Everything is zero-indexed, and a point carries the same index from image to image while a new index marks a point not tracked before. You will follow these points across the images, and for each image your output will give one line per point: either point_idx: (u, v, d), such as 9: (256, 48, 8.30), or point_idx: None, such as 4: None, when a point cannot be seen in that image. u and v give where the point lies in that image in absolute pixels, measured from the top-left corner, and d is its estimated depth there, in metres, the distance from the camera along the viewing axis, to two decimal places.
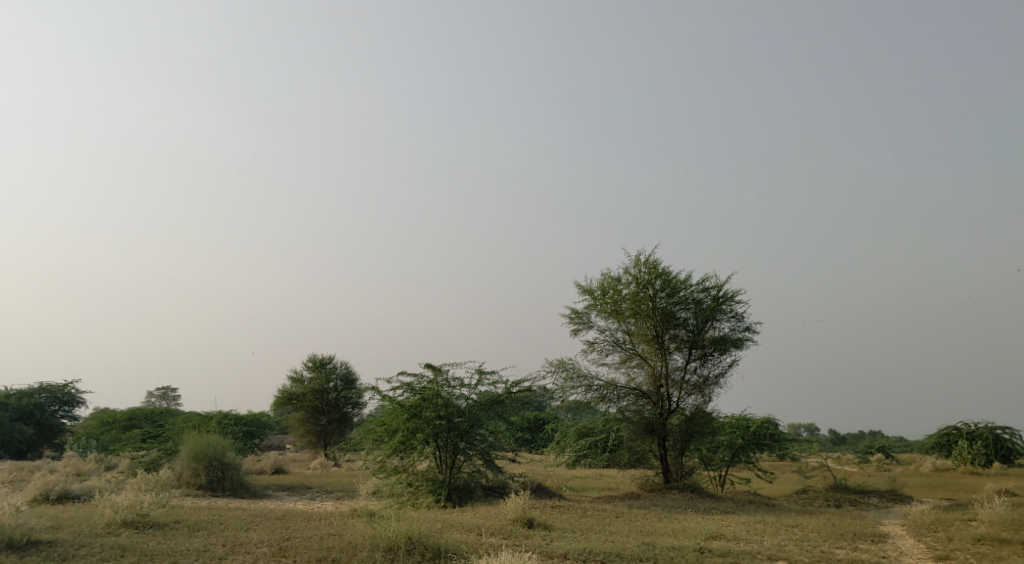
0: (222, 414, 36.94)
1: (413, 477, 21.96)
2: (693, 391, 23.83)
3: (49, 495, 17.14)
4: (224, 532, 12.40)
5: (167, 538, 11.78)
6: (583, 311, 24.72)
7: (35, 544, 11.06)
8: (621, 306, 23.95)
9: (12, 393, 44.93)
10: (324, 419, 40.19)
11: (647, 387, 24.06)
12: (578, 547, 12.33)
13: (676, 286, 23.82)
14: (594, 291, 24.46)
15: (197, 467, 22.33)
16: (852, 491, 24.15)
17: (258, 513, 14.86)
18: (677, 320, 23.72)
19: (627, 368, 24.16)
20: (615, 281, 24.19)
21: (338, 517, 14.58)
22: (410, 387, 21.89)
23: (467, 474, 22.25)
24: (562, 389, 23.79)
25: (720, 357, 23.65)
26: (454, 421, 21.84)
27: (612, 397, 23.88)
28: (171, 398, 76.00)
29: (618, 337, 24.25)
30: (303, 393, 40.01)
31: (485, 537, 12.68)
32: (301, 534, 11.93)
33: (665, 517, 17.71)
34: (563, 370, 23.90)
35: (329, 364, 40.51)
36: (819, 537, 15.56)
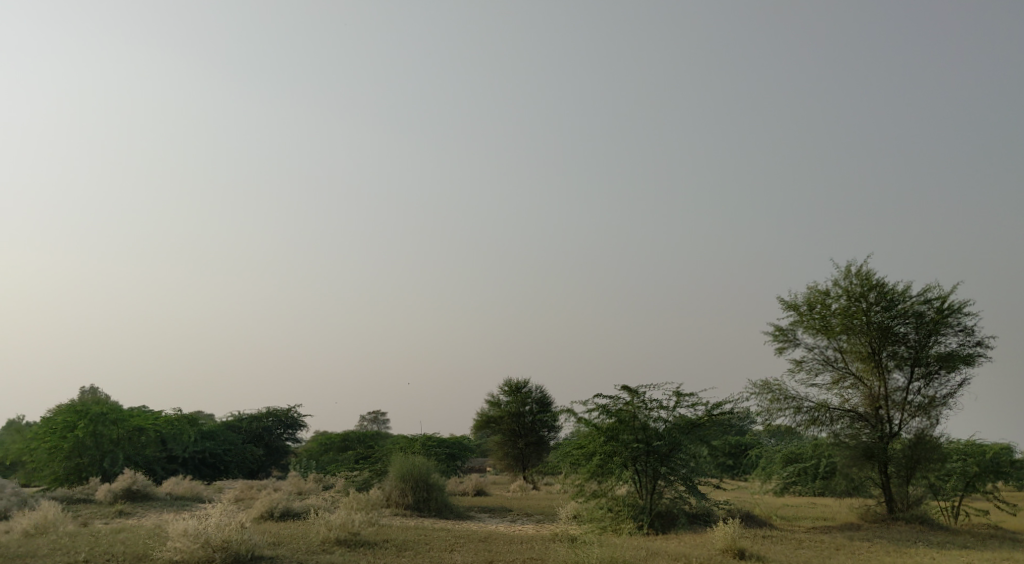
0: (426, 437, 38.49)
1: (613, 502, 21.49)
2: (918, 412, 21.48)
3: (274, 512, 18.45)
4: (430, 552, 12.62)
5: (377, 558, 12.15)
6: (788, 329, 23.17)
7: (259, 560, 11.81)
8: (831, 322, 22.18)
9: (245, 417, 49.54)
10: (522, 442, 40.69)
11: (863, 408, 22.01)
12: None
13: (894, 298, 21.68)
14: (800, 306, 22.87)
15: (404, 487, 23.22)
16: None
17: (461, 535, 15.06)
18: (896, 335, 21.54)
19: (840, 389, 22.25)
20: (823, 295, 22.49)
21: (540, 541, 14.43)
22: (606, 409, 21.47)
23: (668, 500, 21.44)
24: (768, 411, 22.36)
25: (950, 375, 21.15)
26: (653, 445, 21.15)
27: (824, 420, 22.07)
28: (381, 422, 80.69)
29: (828, 355, 22.45)
30: (501, 416, 40.79)
31: None
32: (505, 558, 11.85)
33: (895, 551, 15.95)
34: (769, 391, 22.46)
35: (524, 387, 41.01)
36: None
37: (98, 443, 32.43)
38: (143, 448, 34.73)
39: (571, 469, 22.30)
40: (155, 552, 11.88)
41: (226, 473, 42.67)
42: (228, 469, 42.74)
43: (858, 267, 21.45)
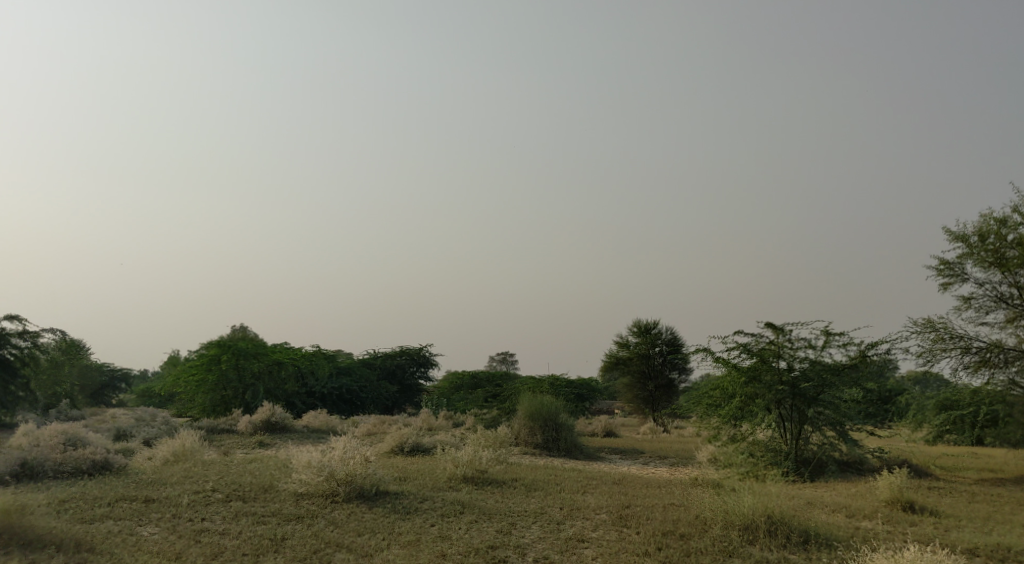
0: (554, 377, 38.03)
1: (754, 447, 20.07)
2: None
3: (404, 448, 18.35)
4: (561, 494, 11.85)
5: (505, 497, 11.50)
6: (956, 262, 20.61)
7: (383, 495, 11.45)
8: (1009, 254, 19.43)
9: (380, 355, 50.87)
10: (652, 384, 39.44)
11: None
12: (992, 543, 9.09)
13: None
14: (971, 237, 20.23)
15: (533, 426, 22.74)
16: None
17: (593, 476, 14.23)
18: None
19: (1017, 328, 19.55)
20: (998, 223, 19.70)
21: (678, 485, 13.40)
22: (746, 348, 20.02)
23: (816, 446, 19.83)
24: (931, 352, 20.09)
25: None
26: (800, 387, 19.56)
27: (997, 363, 19.55)
28: (511, 363, 81.64)
29: (1003, 292, 19.76)
30: (630, 357, 39.68)
31: (857, 520, 10.61)
32: (642, 502, 10.84)
33: None
34: (931, 330, 20.15)
35: (654, 328, 39.56)
36: None
37: (241, 377, 33.99)
38: (284, 384, 36.17)
39: (708, 412, 21.03)
40: (280, 484, 11.78)
41: (362, 409, 44.00)
42: (364, 405, 44.07)
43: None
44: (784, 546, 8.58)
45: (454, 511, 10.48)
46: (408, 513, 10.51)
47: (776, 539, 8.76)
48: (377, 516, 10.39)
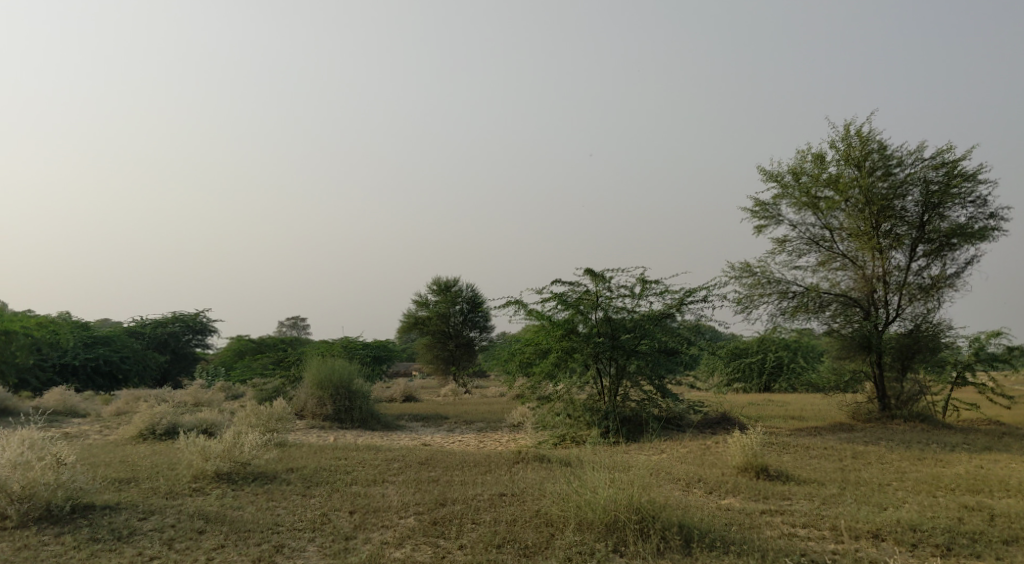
0: (348, 340, 34.70)
1: (570, 407, 18.14)
2: (919, 295, 18.45)
3: (156, 431, 14.46)
4: (350, 489, 8.89)
5: (273, 501, 8.32)
6: (770, 204, 19.92)
7: (88, 510, 7.77)
8: (822, 194, 19.04)
9: (148, 322, 44.40)
10: (452, 343, 37.20)
11: (856, 293, 18.92)
12: (893, 520, 7.37)
13: (897, 163, 18.41)
14: (785, 177, 19.64)
15: (322, 395, 19.42)
16: None
17: (393, 457, 11.38)
18: (897, 208, 18.36)
19: (828, 271, 19.22)
20: (813, 162, 19.19)
21: (500, 463, 10.89)
22: (562, 299, 17.98)
23: (635, 403, 18.12)
24: (749, 298, 19.32)
25: (959, 252, 18.01)
26: (618, 338, 17.92)
27: (812, 307, 19.11)
28: (303, 329, 76.55)
29: (816, 234, 19.35)
30: (429, 317, 37.00)
31: (721, 499, 8.74)
32: (463, 495, 8.35)
33: (929, 456, 12.94)
34: (750, 275, 19.35)
35: (454, 286, 37.13)
36: None
37: None
38: (15, 358, 29.45)
39: (520, 372, 18.82)
40: None
41: (126, 383, 38.02)
42: (128, 379, 38.05)
43: (856, 128, 18.12)
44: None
45: (190, 533, 7.17)
46: (119, 539, 7.02)
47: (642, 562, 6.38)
48: (63, 549, 6.77)
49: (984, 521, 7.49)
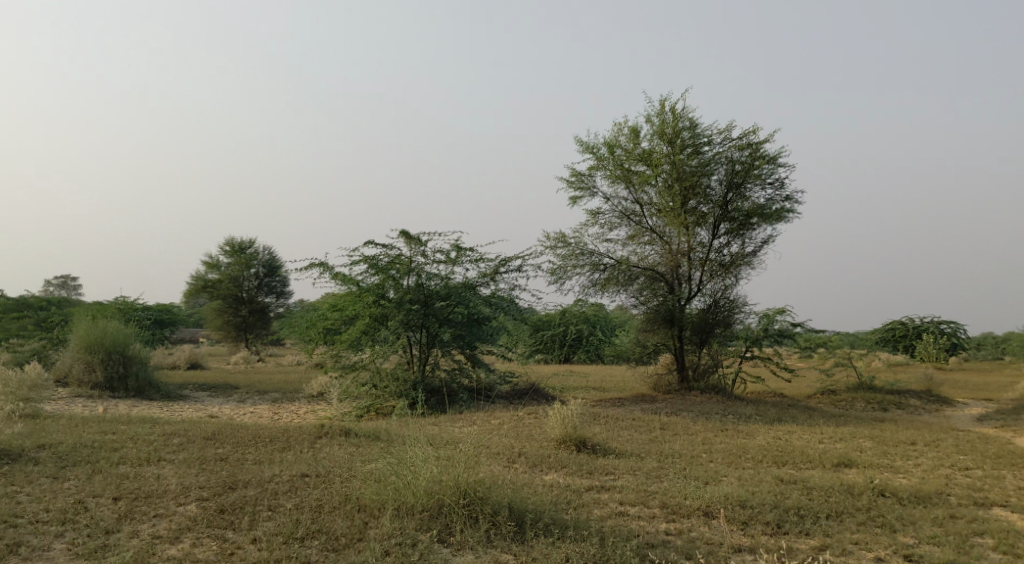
0: (125, 302, 31.15)
1: (377, 377, 17.12)
2: (719, 272, 19.23)
3: None
4: (118, 469, 7.42)
5: (12, 485, 6.70)
6: (586, 175, 19.92)
7: None
8: (635, 168, 19.27)
9: None
10: (246, 309, 34.59)
11: (662, 268, 19.37)
12: (719, 494, 7.18)
13: (705, 142, 18.99)
14: (601, 149, 19.68)
15: (91, 360, 16.96)
16: (881, 391, 19.47)
17: (173, 431, 9.82)
18: (704, 186, 18.94)
19: (637, 245, 19.54)
20: (628, 135, 19.36)
21: (300, 438, 9.71)
22: (372, 263, 16.86)
23: (445, 373, 17.42)
24: (561, 268, 19.25)
25: (757, 231, 18.91)
26: (431, 305, 17.11)
27: (622, 280, 19.37)
28: (74, 289, 68.83)
29: (627, 208, 19.59)
30: (220, 280, 34.13)
31: (543, 476, 8.24)
32: (258, 478, 7.21)
33: (729, 427, 13.33)
34: (564, 245, 19.25)
35: (249, 248, 34.54)
36: (950, 442, 11.18)
37: None
38: None
39: (323, 339, 17.47)
40: None
41: None
42: None
43: (670, 104, 18.43)
44: (480, 553, 5.77)
45: None
46: None
47: (469, 556, 5.76)
48: None
49: (799, 494, 7.50)
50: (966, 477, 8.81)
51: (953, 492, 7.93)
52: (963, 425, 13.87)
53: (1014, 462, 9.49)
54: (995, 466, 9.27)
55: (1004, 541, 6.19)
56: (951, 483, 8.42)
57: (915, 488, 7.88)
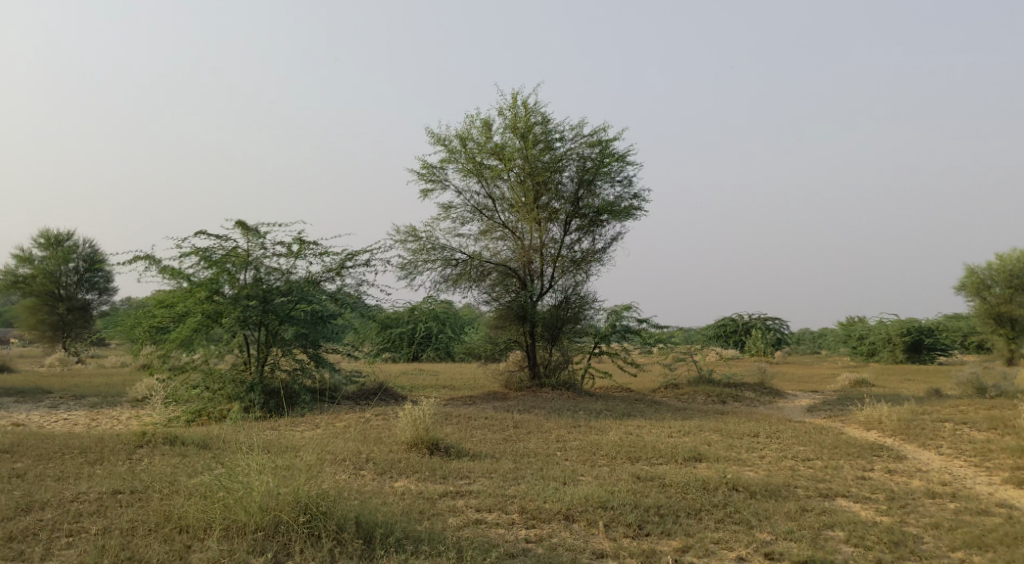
0: None
1: (209, 379, 15.79)
2: (570, 268, 19.28)
3: None
4: None
5: None
6: (437, 167, 19.40)
7: None
8: (487, 162, 18.96)
9: None
10: (63, 306, 31.35)
11: (514, 263, 19.18)
12: (577, 494, 6.92)
13: (557, 138, 18.98)
14: (453, 142, 19.22)
15: None
16: (720, 384, 20.25)
17: None
18: (556, 183, 18.92)
19: (490, 240, 19.24)
20: (481, 128, 19.03)
21: (118, 448, 8.58)
22: (205, 256, 15.50)
23: (285, 374, 16.35)
24: (412, 263, 18.64)
25: (606, 228, 19.11)
26: (271, 302, 16.00)
27: (474, 276, 19.01)
28: None
29: (479, 202, 19.25)
30: (32, 275, 30.72)
31: (393, 484, 7.67)
32: (61, 497, 6.20)
33: (580, 423, 13.25)
34: (415, 239, 18.64)
35: (67, 241, 31.33)
36: (786, 433, 11.61)
37: None
38: None
39: (149, 339, 15.92)
40: None
41: None
42: None
43: (523, 98, 18.25)
44: None
45: None
46: None
47: None
48: None
49: (656, 491, 7.38)
50: (807, 467, 9.05)
51: (799, 483, 8.08)
52: (795, 415, 14.55)
53: (847, 451, 9.91)
54: (832, 456, 9.62)
55: (854, 533, 6.28)
56: (796, 474, 8.62)
57: (765, 481, 7.95)
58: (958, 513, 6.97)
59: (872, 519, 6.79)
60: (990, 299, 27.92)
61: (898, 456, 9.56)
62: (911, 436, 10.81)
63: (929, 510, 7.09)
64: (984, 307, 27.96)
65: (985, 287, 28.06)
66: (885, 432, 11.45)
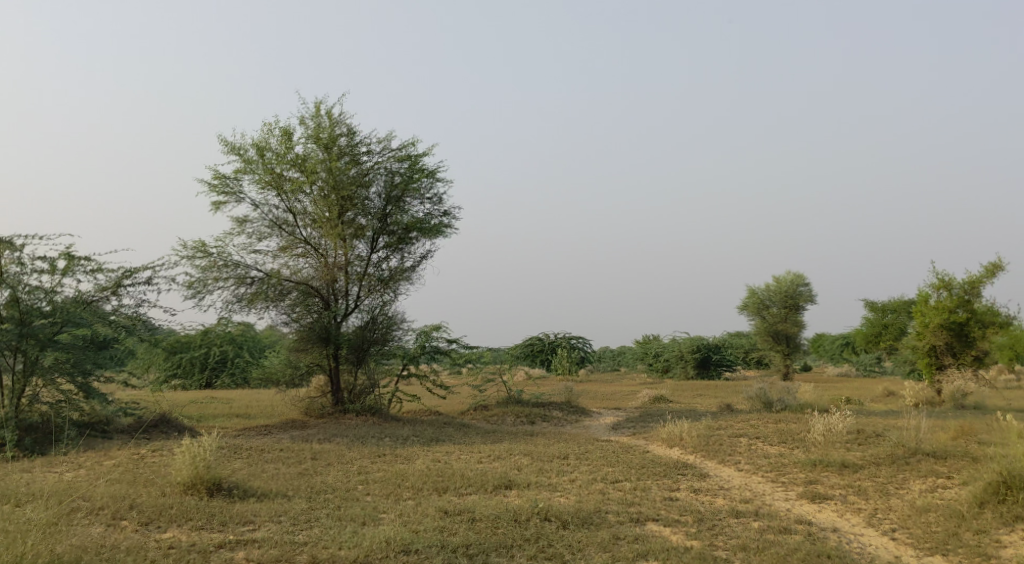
0: None
1: None
2: (377, 287, 18.44)
3: None
4: None
5: None
6: (231, 178, 17.90)
7: None
8: (287, 174, 17.74)
9: None
10: None
11: (316, 282, 18.02)
12: (376, 538, 6.20)
13: (363, 151, 18.16)
14: (248, 151, 17.81)
15: None
16: (530, 405, 20.16)
17: None
18: (361, 198, 18.04)
19: (289, 257, 17.98)
20: (280, 138, 17.80)
21: None
22: None
23: (47, 407, 14.09)
24: (201, 282, 17.00)
25: (415, 246, 18.48)
26: (30, 326, 13.81)
27: (271, 295, 17.66)
28: None
29: (278, 217, 17.94)
30: None
31: (160, 536, 6.54)
32: None
33: (385, 452, 12.43)
34: (204, 255, 17.01)
35: None
36: (594, 453, 11.48)
37: None
38: None
39: None
40: None
41: None
42: None
43: (326, 107, 17.26)
44: None
45: None
46: None
47: None
48: None
49: (463, 527, 6.81)
50: (617, 490, 8.87)
51: (610, 508, 7.83)
52: (602, 434, 14.61)
53: (654, 470, 9.89)
54: (640, 477, 9.55)
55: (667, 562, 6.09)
56: (606, 498, 8.39)
57: (576, 508, 7.61)
58: (762, 533, 6.99)
59: (683, 544, 6.63)
60: (768, 318, 30.28)
61: (701, 474, 9.65)
62: (711, 452, 11.04)
63: (735, 531, 7.06)
64: (764, 325, 30.28)
65: (764, 307, 30.40)
66: (686, 449, 11.64)
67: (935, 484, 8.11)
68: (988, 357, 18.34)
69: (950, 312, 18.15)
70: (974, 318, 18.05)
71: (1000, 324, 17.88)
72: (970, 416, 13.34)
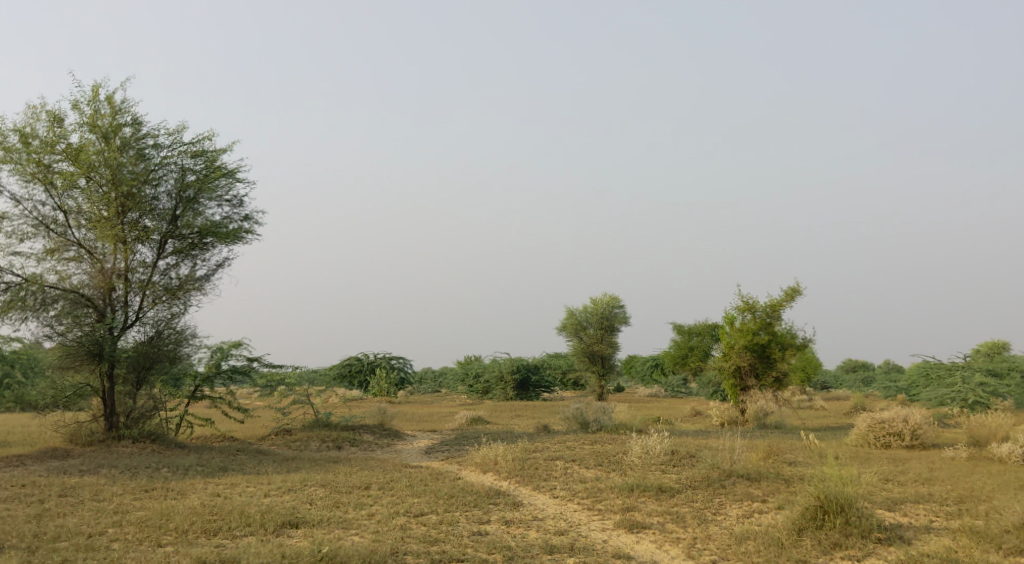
0: None
1: None
2: (163, 297, 16.36)
3: None
4: None
5: None
6: None
7: None
8: (56, 166, 15.38)
9: None
10: None
11: (89, 291, 15.69)
12: None
13: (151, 146, 16.14)
14: (8, 137, 15.25)
15: None
16: (338, 428, 18.68)
17: None
18: (147, 197, 15.98)
19: (57, 261, 15.53)
20: (50, 125, 15.42)
21: None
22: None
23: None
24: None
25: (209, 253, 16.62)
26: None
27: (32, 304, 15.15)
28: None
29: (44, 215, 15.47)
30: None
31: None
32: None
33: (158, 485, 10.66)
34: None
35: None
36: (399, 482, 10.39)
37: None
38: None
39: None
40: None
41: None
42: None
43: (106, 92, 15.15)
44: None
45: None
46: None
47: None
48: None
49: None
50: (420, 526, 7.87)
51: (410, 547, 6.83)
52: (412, 460, 13.54)
53: (462, 500, 8.99)
54: (447, 508, 8.62)
55: None
56: (406, 535, 7.38)
57: (368, 550, 6.54)
58: None
59: None
60: (585, 339, 30.57)
61: (513, 503, 8.85)
62: (526, 477, 10.32)
63: None
64: (580, 346, 30.53)
65: (581, 328, 30.67)
66: (500, 474, 10.83)
67: (751, 509, 7.81)
68: (786, 379, 19.15)
69: (753, 333, 18.80)
70: (775, 340, 18.81)
71: (798, 346, 18.75)
72: (774, 435, 13.59)
